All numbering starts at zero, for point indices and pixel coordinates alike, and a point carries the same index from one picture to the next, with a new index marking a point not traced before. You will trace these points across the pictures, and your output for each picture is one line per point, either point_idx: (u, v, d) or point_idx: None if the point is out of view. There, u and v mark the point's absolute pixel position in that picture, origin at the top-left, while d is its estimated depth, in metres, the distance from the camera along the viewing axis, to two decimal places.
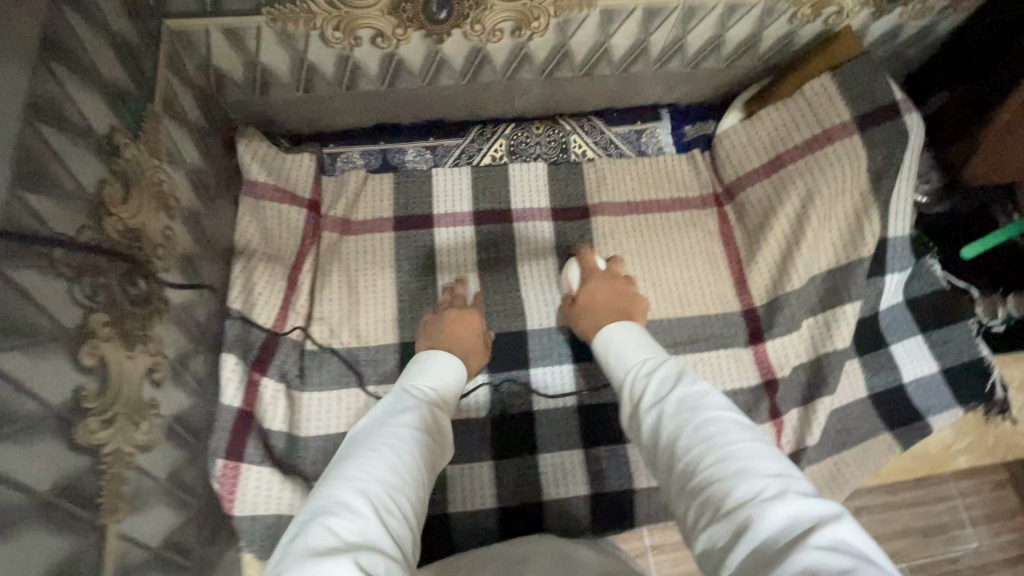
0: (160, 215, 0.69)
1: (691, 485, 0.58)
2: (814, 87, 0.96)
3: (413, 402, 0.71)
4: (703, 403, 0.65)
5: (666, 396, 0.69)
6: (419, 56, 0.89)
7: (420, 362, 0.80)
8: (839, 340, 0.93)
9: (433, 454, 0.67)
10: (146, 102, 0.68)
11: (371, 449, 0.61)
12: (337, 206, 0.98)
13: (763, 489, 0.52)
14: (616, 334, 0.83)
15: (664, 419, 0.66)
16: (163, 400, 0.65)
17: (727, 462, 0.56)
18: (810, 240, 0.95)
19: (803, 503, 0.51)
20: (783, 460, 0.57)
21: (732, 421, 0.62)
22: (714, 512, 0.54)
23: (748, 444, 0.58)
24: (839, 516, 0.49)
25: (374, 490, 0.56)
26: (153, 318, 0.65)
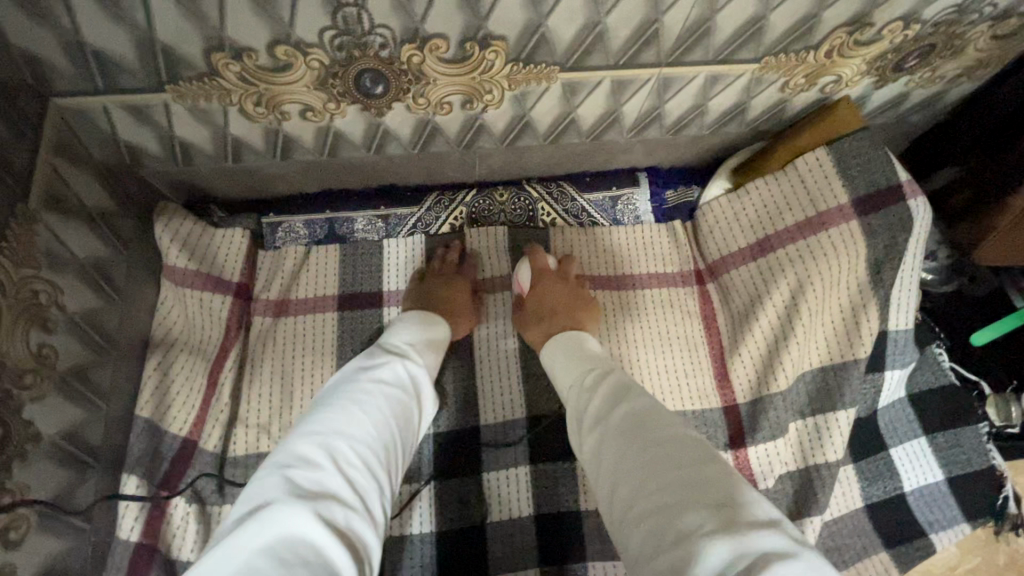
0: (31, 335, 0.59)
1: (633, 516, 0.52)
2: (808, 161, 0.85)
3: (385, 359, 0.71)
4: (654, 418, 0.59)
5: (607, 413, 0.63)
6: (358, 127, 0.78)
7: (404, 319, 0.79)
8: (832, 452, 0.84)
9: (409, 407, 0.68)
10: (14, 204, 0.59)
11: (337, 404, 0.63)
12: (271, 287, 0.88)
13: (702, 523, 0.47)
14: (564, 346, 0.77)
15: (606, 439, 0.60)
16: (25, 559, 0.56)
17: (671, 488, 0.51)
18: (800, 336, 0.84)
19: (749, 540, 0.45)
20: (731, 482, 0.51)
21: (678, 439, 0.56)
22: (656, 545, 0.48)
23: (690, 469, 0.52)
24: (788, 554, 0.44)
25: (339, 443, 0.58)
26: (10, 466, 0.55)
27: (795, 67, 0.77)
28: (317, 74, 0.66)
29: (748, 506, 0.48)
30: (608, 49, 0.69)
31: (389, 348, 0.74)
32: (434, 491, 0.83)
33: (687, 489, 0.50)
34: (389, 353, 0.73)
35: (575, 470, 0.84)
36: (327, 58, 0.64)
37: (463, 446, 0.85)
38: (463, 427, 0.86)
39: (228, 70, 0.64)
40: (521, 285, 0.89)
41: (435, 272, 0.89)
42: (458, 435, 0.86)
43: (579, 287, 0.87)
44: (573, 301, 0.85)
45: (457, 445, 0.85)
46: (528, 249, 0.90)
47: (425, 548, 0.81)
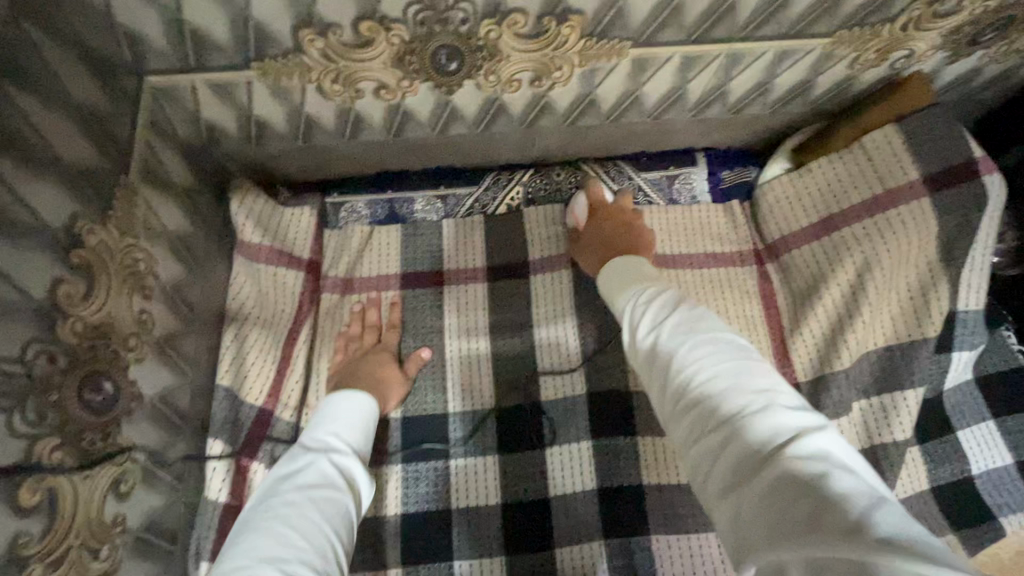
0: (133, 299, 0.62)
1: (677, 404, 0.51)
2: (874, 138, 0.85)
3: (307, 459, 0.62)
4: (700, 328, 0.54)
5: (656, 316, 0.58)
6: (427, 106, 0.80)
7: (323, 409, 0.70)
8: (899, 432, 0.83)
9: (339, 502, 0.58)
10: (120, 175, 0.62)
11: (259, 532, 0.54)
12: (338, 264, 0.90)
13: (745, 407, 0.47)
14: (624, 271, 0.69)
15: (658, 350, 0.55)
16: (131, 511, 0.59)
17: (719, 377, 0.50)
18: (866, 315, 0.84)
19: (791, 420, 0.46)
20: (772, 373, 0.51)
21: (726, 337, 0.54)
22: (702, 430, 0.48)
23: (733, 366, 0.50)
24: (823, 427, 0.46)
25: (265, 570, 0.49)
26: (119, 423, 0.58)
27: (869, 41, 0.76)
28: (396, 51, 0.68)
29: (789, 392, 0.49)
30: (681, 23, 0.69)
31: (310, 445, 0.64)
32: (499, 463, 0.85)
33: (735, 376, 0.50)
34: (308, 451, 0.63)
35: (636, 446, 0.85)
36: (408, 33, 0.66)
37: (523, 422, 0.87)
38: (523, 403, 0.88)
39: (313, 46, 0.66)
40: (575, 217, 0.90)
41: (352, 337, 0.85)
42: (519, 411, 0.87)
43: (635, 219, 0.83)
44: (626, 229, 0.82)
45: (518, 421, 0.87)
46: (588, 186, 0.91)
47: (491, 518, 0.83)
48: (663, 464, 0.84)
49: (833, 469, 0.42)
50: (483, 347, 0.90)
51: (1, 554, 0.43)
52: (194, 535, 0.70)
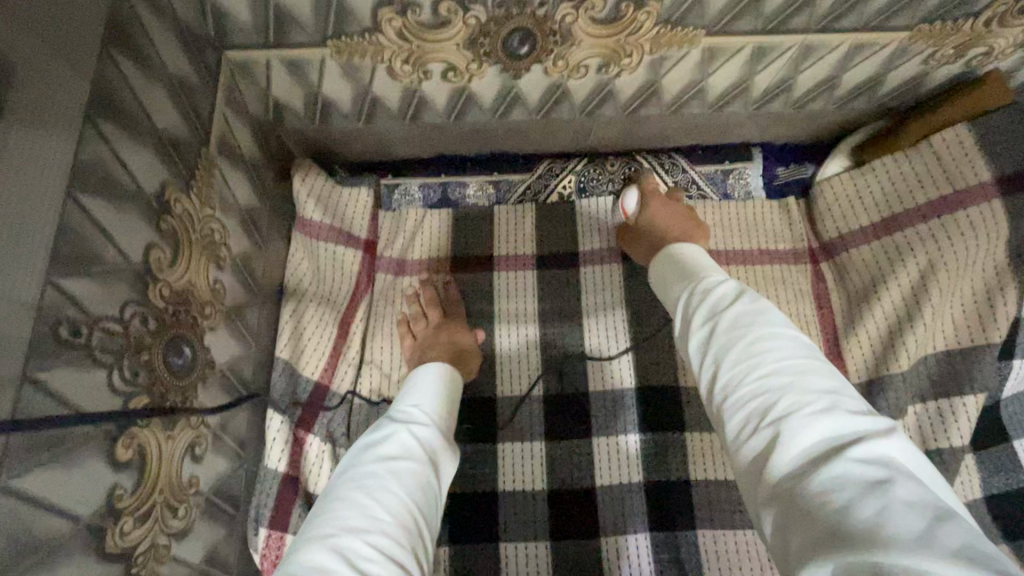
0: (209, 269, 0.63)
1: (732, 392, 0.49)
2: (944, 137, 0.83)
3: (393, 429, 0.63)
4: (761, 319, 0.53)
5: (723, 302, 0.56)
6: (491, 90, 0.80)
7: (411, 381, 0.73)
8: (955, 438, 0.80)
9: (420, 476, 0.59)
10: (201, 146, 0.63)
11: (344, 499, 0.55)
12: (393, 246, 0.91)
13: (805, 404, 0.45)
14: (677, 263, 0.67)
15: (715, 334, 0.54)
16: (203, 474, 0.60)
17: (781, 376, 0.47)
18: (927, 318, 0.82)
19: (854, 425, 0.43)
20: (835, 379, 0.48)
21: (789, 338, 0.51)
22: (756, 420, 0.46)
23: (796, 363, 0.48)
24: (891, 435, 0.42)
25: (348, 539, 0.50)
26: (196, 387, 0.59)
27: (948, 37, 0.74)
28: (470, 33, 0.68)
29: (851, 395, 0.46)
30: (759, 12, 0.68)
31: (396, 415, 0.66)
32: (545, 450, 0.85)
33: (798, 377, 0.47)
34: (394, 422, 0.65)
35: (684, 440, 0.84)
36: (484, 15, 0.66)
37: (570, 409, 0.87)
38: (571, 392, 0.88)
39: (390, 26, 0.66)
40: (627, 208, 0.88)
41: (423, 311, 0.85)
42: (566, 399, 0.87)
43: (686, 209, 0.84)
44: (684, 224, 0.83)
45: (564, 409, 0.87)
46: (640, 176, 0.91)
47: (536, 503, 0.83)
48: (711, 459, 0.83)
49: (900, 481, 0.39)
50: (532, 332, 0.90)
51: (101, 505, 0.44)
52: (255, 502, 0.71)
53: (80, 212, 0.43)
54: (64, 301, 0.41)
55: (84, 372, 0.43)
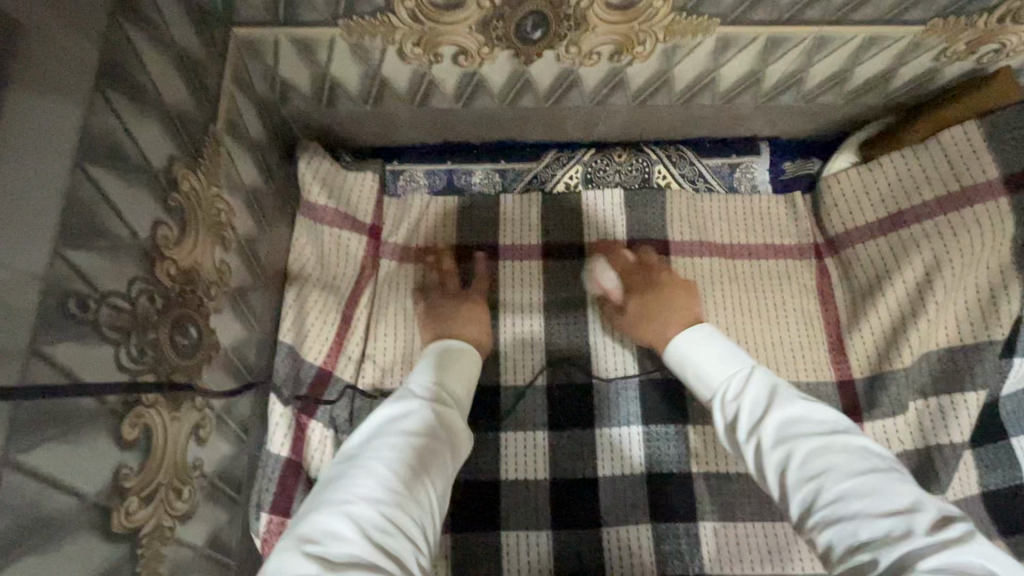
0: (215, 250, 0.62)
1: (806, 511, 0.53)
2: (953, 134, 0.83)
3: (412, 403, 0.63)
4: (817, 449, 0.55)
5: (759, 410, 0.62)
6: (502, 75, 0.79)
7: (431, 356, 0.72)
8: (956, 433, 0.81)
9: (435, 450, 0.59)
10: (209, 124, 0.62)
11: (360, 467, 0.55)
12: (398, 232, 0.90)
13: (894, 531, 0.47)
14: (695, 340, 0.72)
15: (768, 450, 0.58)
16: (207, 457, 0.60)
17: (832, 474, 0.53)
18: (931, 315, 0.82)
19: (925, 534, 0.46)
20: (909, 485, 0.52)
21: (865, 466, 0.53)
22: (802, 508, 0.53)
23: (878, 482, 0.51)
24: (969, 539, 0.46)
25: (362, 507, 0.51)
26: (201, 369, 0.58)
27: (961, 32, 0.74)
28: (484, 15, 0.67)
29: (929, 505, 0.49)
30: (775, 2, 0.68)
31: (415, 389, 0.65)
32: (548, 439, 0.85)
33: (863, 492, 0.51)
34: (413, 396, 0.64)
35: (686, 433, 0.84)
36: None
37: (574, 400, 0.86)
38: (575, 383, 0.87)
39: (403, 6, 0.65)
40: (604, 286, 0.87)
41: (438, 287, 0.85)
42: (570, 389, 0.87)
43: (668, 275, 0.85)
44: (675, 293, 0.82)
45: (568, 399, 0.86)
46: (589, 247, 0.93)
47: (539, 493, 0.83)
48: (713, 451, 0.84)
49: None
50: (538, 321, 0.89)
51: (107, 484, 0.43)
52: (256, 487, 0.71)
53: (88, 183, 0.42)
54: (71, 273, 0.40)
55: (92, 348, 0.42)
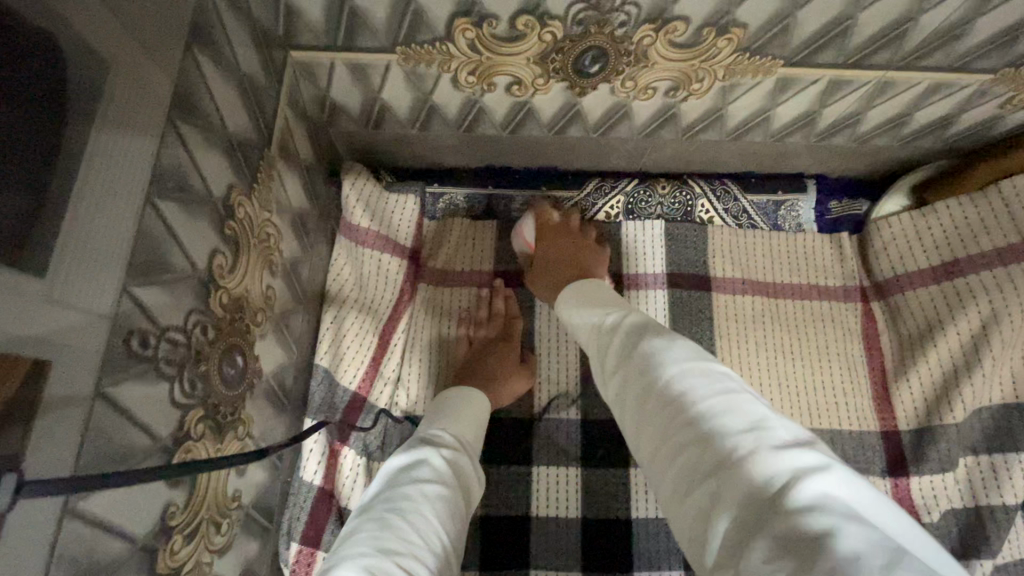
0: (263, 275, 0.61)
1: (663, 452, 0.50)
2: (1014, 184, 0.80)
3: (419, 449, 0.63)
4: (670, 375, 0.53)
5: (629, 344, 0.59)
6: (553, 106, 0.78)
7: (441, 401, 0.72)
8: (1010, 495, 0.78)
9: (442, 496, 0.58)
10: (264, 148, 0.61)
11: (375, 523, 0.54)
12: (437, 256, 0.89)
13: (735, 447, 0.44)
14: (584, 296, 0.71)
15: (633, 388, 0.56)
16: (245, 486, 0.59)
17: (680, 404, 0.50)
18: (986, 368, 0.79)
19: (775, 454, 0.42)
20: (762, 407, 0.48)
21: (711, 384, 0.50)
22: (666, 446, 0.50)
23: (726, 402, 0.48)
24: (822, 462, 0.42)
25: (379, 559, 0.50)
26: (245, 398, 0.57)
27: None
28: (544, 48, 0.66)
29: (775, 426, 0.45)
30: (844, 46, 0.66)
31: (421, 437, 0.65)
32: (581, 477, 0.82)
33: (717, 415, 0.48)
34: (421, 443, 0.64)
35: None
36: (561, 32, 0.63)
37: (608, 437, 0.84)
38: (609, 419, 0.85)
39: (463, 36, 0.64)
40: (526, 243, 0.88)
41: (480, 322, 0.85)
42: (604, 426, 0.85)
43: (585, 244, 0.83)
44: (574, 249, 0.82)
45: (603, 436, 0.84)
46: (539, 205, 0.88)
47: (569, 531, 0.80)
48: None
49: (844, 524, 0.36)
50: (573, 354, 0.87)
51: (156, 522, 0.42)
52: (287, 515, 0.68)
53: (155, 216, 0.41)
54: (135, 310, 0.39)
55: (150, 386, 0.41)
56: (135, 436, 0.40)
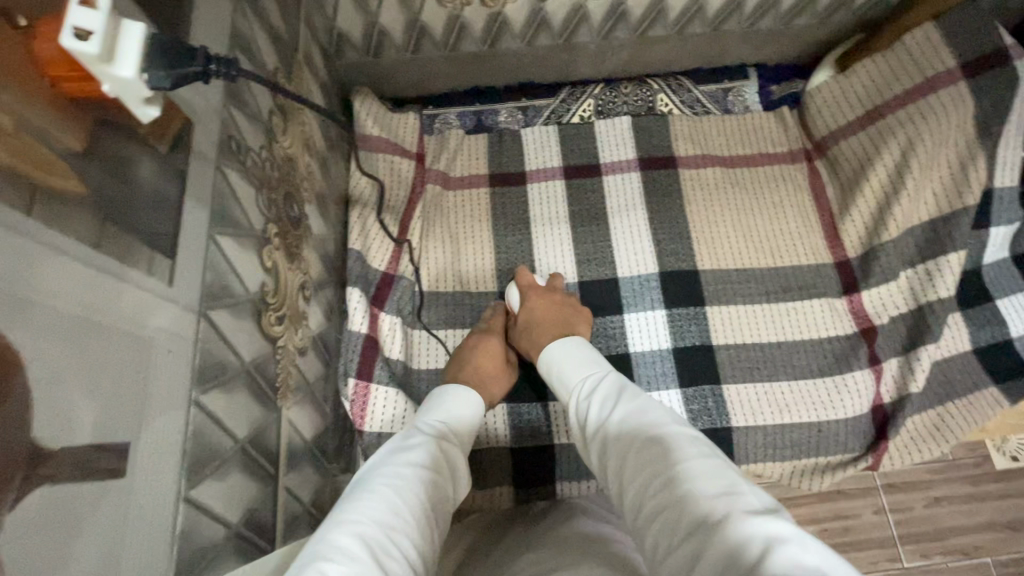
0: (305, 153, 0.76)
1: (644, 518, 0.53)
2: (915, 36, 0.95)
3: (426, 433, 0.64)
4: (652, 438, 0.57)
5: (606, 410, 0.64)
6: (523, 14, 0.95)
7: (440, 395, 0.74)
8: (942, 289, 0.91)
9: (443, 487, 0.59)
10: (295, 52, 0.77)
11: (378, 483, 0.54)
12: (439, 161, 1.04)
13: (711, 511, 0.47)
14: (560, 355, 0.76)
15: (614, 452, 0.60)
16: (310, 315, 0.73)
17: (661, 473, 0.53)
18: (912, 190, 0.93)
19: (747, 522, 0.45)
20: (733, 475, 0.51)
21: (684, 446, 0.55)
22: (649, 515, 0.52)
23: (696, 464, 0.52)
24: (788, 529, 0.44)
25: (374, 529, 0.49)
26: (302, 241, 0.72)
27: None
28: None
29: (744, 490, 0.49)
30: None
31: (426, 423, 0.67)
32: None
33: (690, 480, 0.51)
34: (427, 431, 0.65)
35: (706, 314, 0.97)
36: None
37: (603, 293, 0.98)
38: (600, 278, 0.99)
39: None
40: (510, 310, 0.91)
41: (468, 213, 1.01)
42: (597, 284, 0.99)
43: (563, 303, 0.87)
44: (563, 310, 0.87)
45: (598, 292, 0.98)
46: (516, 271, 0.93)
47: None
48: (730, 327, 0.97)
49: None
50: (564, 233, 1.01)
51: (258, 290, 0.56)
52: (344, 358, 0.83)
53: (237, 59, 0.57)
54: (232, 121, 0.54)
55: (245, 184, 0.56)
56: (241, 215, 0.54)
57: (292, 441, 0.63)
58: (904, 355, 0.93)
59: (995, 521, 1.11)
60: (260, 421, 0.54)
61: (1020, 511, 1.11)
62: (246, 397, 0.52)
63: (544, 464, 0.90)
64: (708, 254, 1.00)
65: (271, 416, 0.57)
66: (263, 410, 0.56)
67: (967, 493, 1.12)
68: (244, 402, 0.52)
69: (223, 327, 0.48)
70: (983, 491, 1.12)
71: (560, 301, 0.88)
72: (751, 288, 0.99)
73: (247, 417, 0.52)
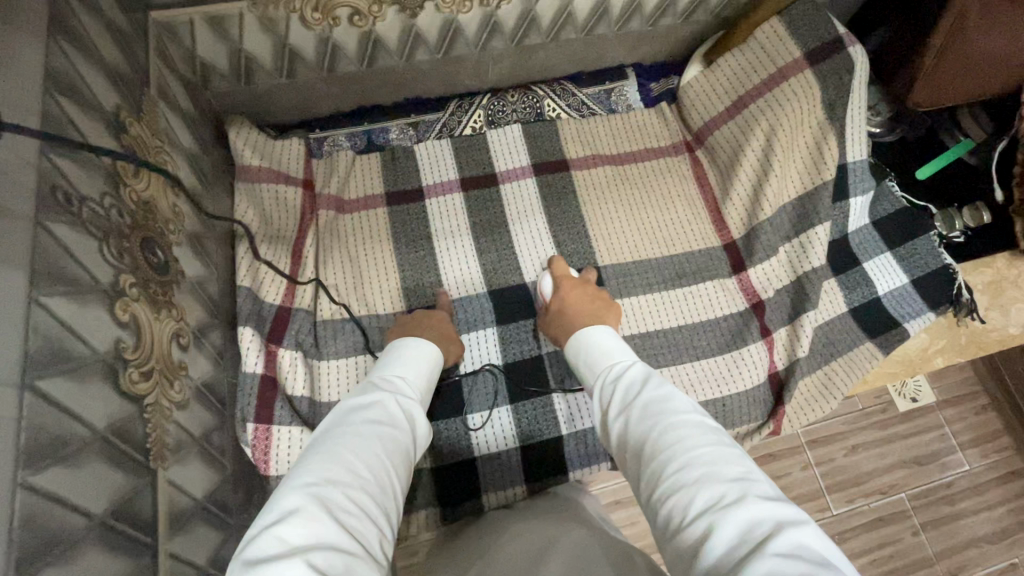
0: (169, 193, 0.72)
1: (650, 490, 0.51)
2: (764, 32, 1.04)
3: (377, 391, 0.63)
4: (672, 416, 0.55)
5: (633, 391, 0.62)
6: (395, 31, 0.93)
7: (393, 355, 0.73)
8: (815, 259, 1.00)
9: (404, 439, 0.58)
10: (143, 87, 0.72)
11: (334, 442, 0.53)
12: (330, 184, 1.01)
13: (725, 493, 0.45)
14: (592, 343, 0.75)
15: (631, 429, 0.57)
16: (190, 364, 0.68)
17: (671, 450, 0.51)
18: (779, 171, 1.00)
19: (759, 507, 0.43)
20: (749, 464, 0.49)
21: (697, 425, 0.53)
22: (654, 490, 0.50)
23: (710, 449, 0.50)
24: (804, 525, 0.42)
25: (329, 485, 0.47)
26: (172, 287, 0.67)
27: None
28: None
29: (757, 478, 0.47)
30: None
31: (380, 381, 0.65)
32: (497, 332, 0.96)
33: (708, 463, 0.48)
34: (379, 390, 0.63)
35: None
36: None
37: (513, 300, 0.98)
38: (506, 284, 0.99)
39: None
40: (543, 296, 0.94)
41: (368, 234, 0.99)
42: (504, 291, 0.99)
43: (598, 293, 0.89)
44: (595, 301, 0.88)
45: (507, 298, 0.99)
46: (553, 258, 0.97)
47: (484, 377, 0.93)
48: (636, 317, 1.01)
49: None
50: (466, 244, 1.01)
51: (113, 347, 0.52)
52: (240, 402, 0.80)
53: (54, 104, 0.52)
54: (54, 171, 0.50)
55: (82, 237, 0.51)
56: (79, 271, 0.50)
57: (176, 502, 0.59)
58: (791, 323, 1.01)
59: (901, 461, 1.22)
60: (125, 490, 0.50)
61: (919, 447, 1.23)
62: (103, 467, 0.48)
63: (469, 477, 0.90)
64: (607, 250, 1.04)
65: (144, 481, 0.53)
66: (130, 477, 0.52)
67: (876, 437, 1.23)
68: (100, 472, 0.48)
69: (61, 397, 0.44)
70: (887, 434, 1.23)
71: (593, 292, 0.90)
72: (649, 279, 1.03)
73: (106, 488, 0.48)
